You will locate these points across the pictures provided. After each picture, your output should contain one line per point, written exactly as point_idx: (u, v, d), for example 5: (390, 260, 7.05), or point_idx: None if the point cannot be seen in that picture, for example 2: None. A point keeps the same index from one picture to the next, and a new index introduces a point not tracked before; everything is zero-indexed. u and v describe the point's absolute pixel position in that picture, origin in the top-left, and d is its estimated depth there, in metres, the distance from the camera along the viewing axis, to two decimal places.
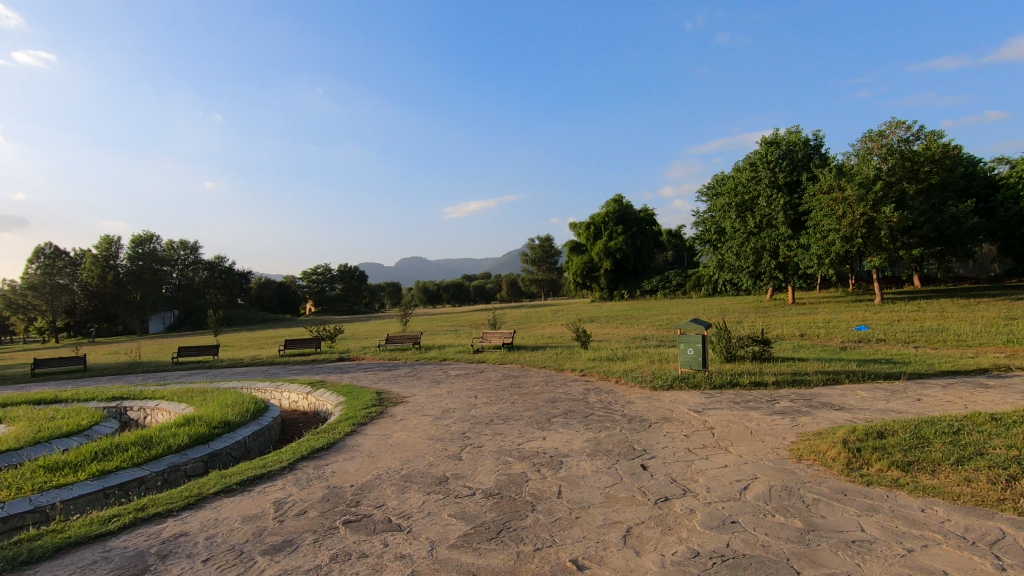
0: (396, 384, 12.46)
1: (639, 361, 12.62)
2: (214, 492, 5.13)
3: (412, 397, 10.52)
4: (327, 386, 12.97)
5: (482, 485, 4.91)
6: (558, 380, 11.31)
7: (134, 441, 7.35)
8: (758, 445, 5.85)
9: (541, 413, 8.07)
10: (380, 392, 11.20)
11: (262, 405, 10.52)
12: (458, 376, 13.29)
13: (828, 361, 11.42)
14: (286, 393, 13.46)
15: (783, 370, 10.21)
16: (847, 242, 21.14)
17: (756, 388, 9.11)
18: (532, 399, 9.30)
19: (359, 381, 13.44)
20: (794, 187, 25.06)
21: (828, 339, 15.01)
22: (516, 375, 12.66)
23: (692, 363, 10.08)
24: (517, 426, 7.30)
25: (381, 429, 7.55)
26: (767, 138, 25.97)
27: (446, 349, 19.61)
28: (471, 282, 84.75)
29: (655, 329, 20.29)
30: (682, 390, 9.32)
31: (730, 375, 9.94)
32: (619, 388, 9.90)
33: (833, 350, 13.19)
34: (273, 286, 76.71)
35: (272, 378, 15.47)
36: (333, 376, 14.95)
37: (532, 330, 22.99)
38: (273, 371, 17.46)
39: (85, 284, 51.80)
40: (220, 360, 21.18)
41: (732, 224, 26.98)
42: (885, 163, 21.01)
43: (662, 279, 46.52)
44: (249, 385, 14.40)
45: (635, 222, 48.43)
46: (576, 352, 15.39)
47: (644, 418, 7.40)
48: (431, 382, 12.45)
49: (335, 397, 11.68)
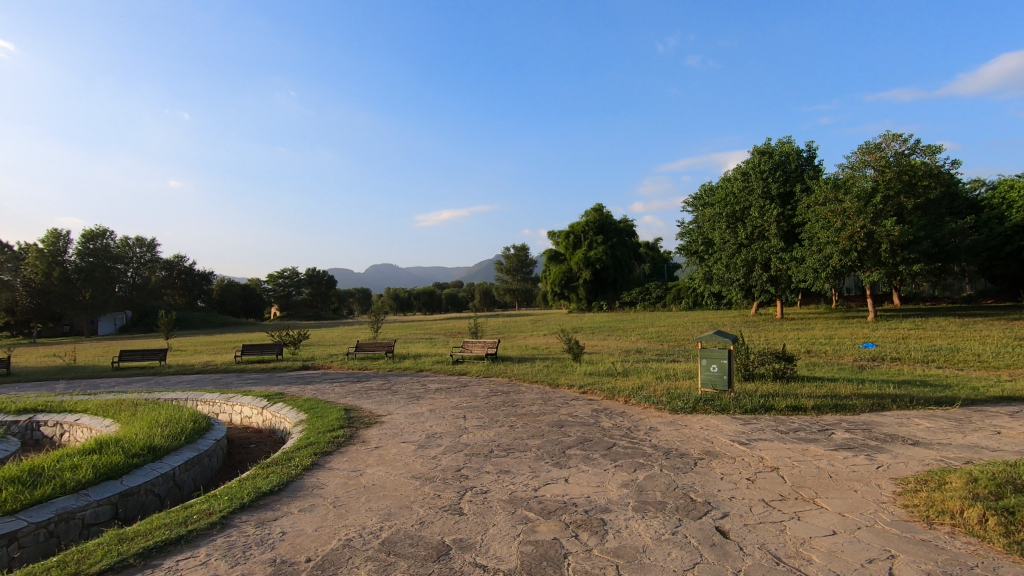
0: (368, 400, 10.74)
1: (646, 377, 11.23)
2: (97, 570, 3.44)
3: (389, 416, 8.87)
4: (286, 400, 11.17)
5: (504, 564, 3.37)
6: (557, 399, 9.80)
7: (17, 473, 5.56)
8: (855, 497, 4.45)
9: (551, 442, 6.58)
10: (349, 409, 9.48)
11: (205, 422, 8.69)
12: (438, 390, 11.65)
13: (858, 381, 10.22)
14: (238, 407, 11.60)
15: (818, 392, 8.94)
16: (845, 255, 20.40)
17: (796, 414, 7.78)
18: (535, 423, 7.77)
19: (323, 394, 11.68)
20: (787, 198, 24.50)
21: (839, 356, 13.96)
22: (506, 391, 11.15)
23: (717, 382, 8.73)
24: (526, 462, 5.75)
25: (350, 463, 5.89)
26: (759, 147, 25.25)
27: (422, 358, 17.91)
28: (444, 291, 82.78)
29: (648, 341, 19.05)
30: (709, 414, 7.94)
31: (759, 397, 8.62)
32: (633, 410, 8.47)
33: (852, 368, 12.08)
34: (236, 288, 73.00)
35: (222, 389, 13.51)
36: (295, 387, 13.11)
37: (514, 340, 21.53)
38: (225, 379, 15.43)
39: (28, 281, 48.08)
40: (168, 366, 19.01)
41: (722, 235, 25.97)
42: (881, 175, 20.17)
43: (642, 290, 45.86)
44: (196, 397, 12.46)
45: (614, 232, 47.56)
46: (569, 365, 13.96)
47: (684, 452, 5.94)
48: (407, 398, 10.77)
49: (296, 413, 9.93)
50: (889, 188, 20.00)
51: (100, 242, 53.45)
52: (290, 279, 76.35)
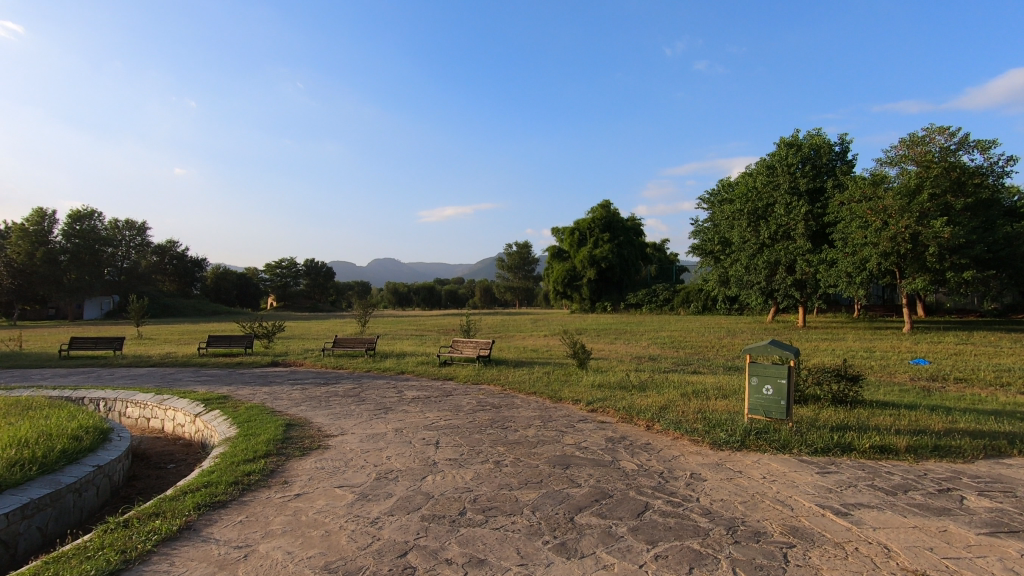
0: (324, 410, 8.65)
1: (668, 394, 9.13)
2: None
3: (341, 437, 6.78)
4: (225, 407, 9.08)
5: None
6: (558, 420, 7.71)
7: None
8: None
9: (552, 498, 4.45)
10: (292, 425, 7.38)
11: (96, 438, 6.59)
12: (413, 401, 9.56)
13: (936, 409, 8.08)
14: (170, 412, 9.51)
15: (900, 425, 6.82)
16: (885, 258, 18.29)
17: (889, 461, 5.65)
18: (531, 459, 5.67)
19: (274, 401, 9.60)
20: (815, 195, 22.32)
21: (891, 373, 11.86)
22: (497, 405, 9.10)
23: (771, 408, 6.66)
24: (512, 541, 3.63)
25: (241, 532, 3.79)
26: (785, 139, 22.97)
27: (405, 358, 15.81)
28: (444, 286, 80.62)
29: (661, 348, 17.00)
30: (767, 456, 5.83)
31: (825, 429, 6.56)
32: (661, 444, 6.37)
33: (916, 390, 9.97)
34: (231, 277, 71.09)
35: (161, 388, 11.46)
36: (247, 389, 11.03)
37: (511, 340, 19.48)
38: (175, 376, 13.37)
39: (10, 261, 46.02)
40: (122, 357, 16.96)
41: (742, 234, 23.82)
42: (928, 171, 18.02)
43: (649, 292, 43.83)
44: (126, 398, 10.38)
45: (622, 230, 45.26)
46: (573, 374, 11.89)
47: (758, 531, 3.83)
48: (373, 410, 8.69)
49: (229, 425, 7.82)
50: (936, 185, 17.88)
51: (88, 222, 51.26)
52: (288, 270, 74.89)
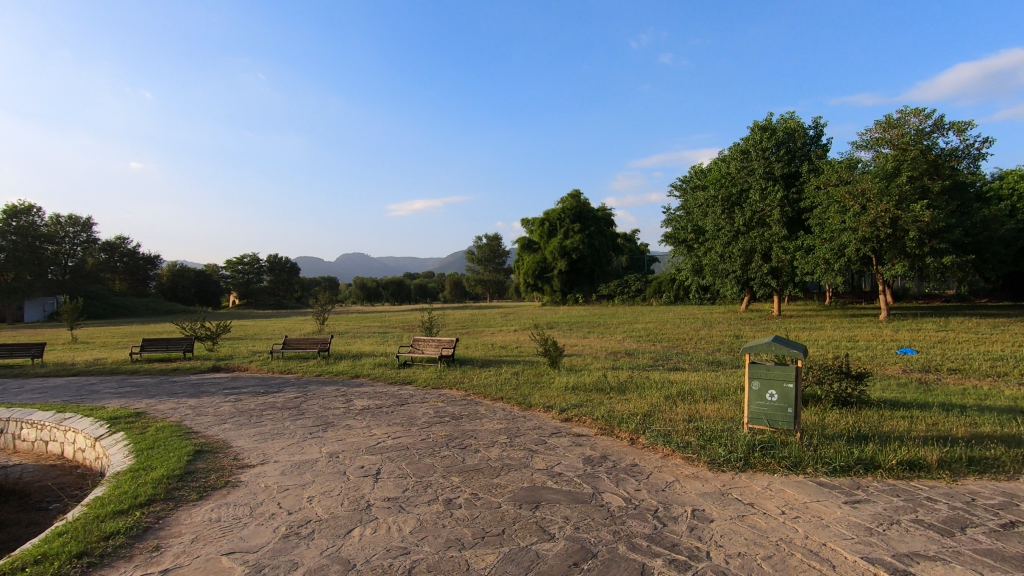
0: (252, 429, 7.30)
1: (651, 397, 8.08)
2: None
3: (259, 469, 5.46)
4: (133, 427, 7.62)
5: None
6: (527, 435, 6.54)
7: None
8: None
9: (515, 565, 3.28)
10: (204, 452, 6.05)
11: None
12: (361, 413, 8.26)
13: (949, 408, 7.24)
14: (70, 435, 8.01)
15: (921, 432, 5.89)
16: (863, 244, 17.76)
17: (924, 482, 4.67)
18: (490, 496, 4.49)
19: (196, 418, 8.17)
20: (790, 180, 21.73)
21: (883, 365, 11.11)
22: (458, 415, 7.91)
23: (776, 417, 5.65)
24: None
25: None
26: (759, 123, 22.24)
27: (362, 360, 14.42)
28: (413, 281, 78.79)
29: (637, 342, 16.05)
30: (778, 479, 4.81)
31: (840, 440, 5.57)
32: (650, 466, 5.26)
33: (916, 385, 9.17)
34: (188, 274, 67.86)
35: (68, 404, 9.86)
36: (170, 402, 9.53)
37: (479, 336, 18.30)
38: (93, 387, 11.71)
39: None
40: (41, 366, 15.08)
41: (716, 222, 23.10)
42: (905, 154, 17.46)
43: (621, 283, 43.24)
44: (20, 418, 8.78)
45: (592, 220, 44.41)
46: (545, 374, 10.78)
47: None
48: (311, 427, 7.37)
49: (127, 454, 6.39)
50: (914, 168, 17.34)
51: (25, 217, 47.54)
52: (250, 266, 72.33)
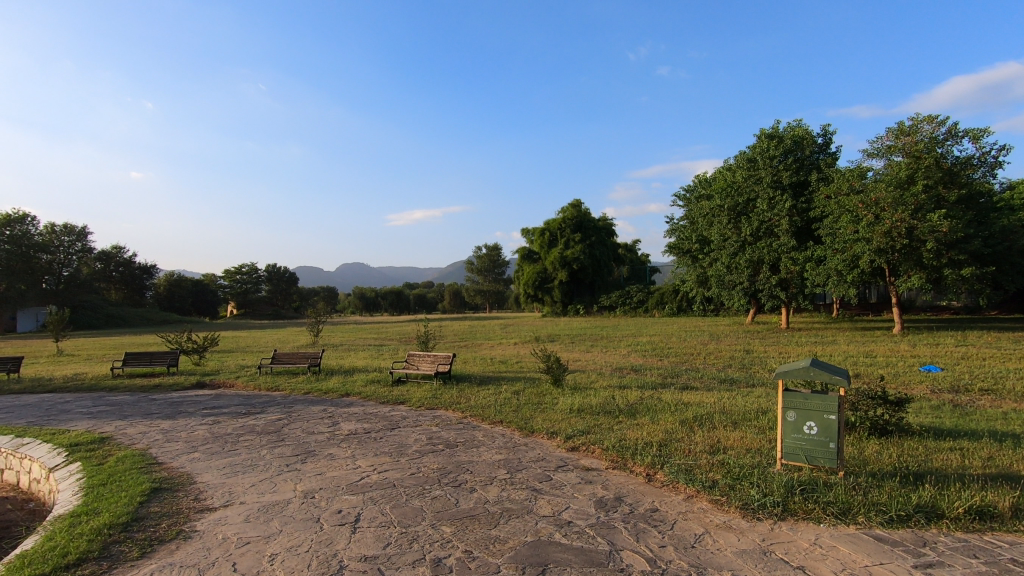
0: (223, 460, 6.56)
1: (665, 423, 7.34)
2: None
3: (219, 514, 4.71)
4: (93, 456, 6.88)
5: None
6: (530, 469, 5.80)
7: None
8: None
9: None
10: (161, 491, 5.29)
11: None
12: (347, 439, 7.51)
13: (998, 437, 6.51)
14: (25, 463, 7.26)
15: (978, 469, 5.16)
16: (878, 255, 17.09)
17: (1001, 537, 3.94)
18: (488, 555, 3.75)
19: (165, 444, 7.43)
20: (799, 189, 21.10)
21: (909, 385, 10.39)
22: (453, 442, 7.16)
23: (816, 453, 4.93)
24: None
25: None
26: (766, 130, 21.64)
27: (354, 376, 13.67)
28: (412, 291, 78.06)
29: (643, 357, 15.31)
30: (830, 533, 4.07)
31: (891, 481, 4.83)
32: (673, 512, 4.52)
33: (952, 408, 8.42)
34: (185, 284, 67.13)
35: (32, 426, 9.09)
36: (141, 425, 8.78)
37: (478, 350, 17.57)
38: (65, 406, 10.95)
39: None
40: (16, 381, 14.30)
41: (722, 232, 22.49)
42: (920, 162, 16.76)
43: (623, 294, 42.51)
44: None
45: (594, 230, 43.74)
46: (548, 393, 10.03)
47: None
48: (289, 457, 6.62)
49: (76, 491, 5.64)
50: (928, 176, 16.65)
51: (20, 226, 46.78)
52: (248, 275, 71.72)
